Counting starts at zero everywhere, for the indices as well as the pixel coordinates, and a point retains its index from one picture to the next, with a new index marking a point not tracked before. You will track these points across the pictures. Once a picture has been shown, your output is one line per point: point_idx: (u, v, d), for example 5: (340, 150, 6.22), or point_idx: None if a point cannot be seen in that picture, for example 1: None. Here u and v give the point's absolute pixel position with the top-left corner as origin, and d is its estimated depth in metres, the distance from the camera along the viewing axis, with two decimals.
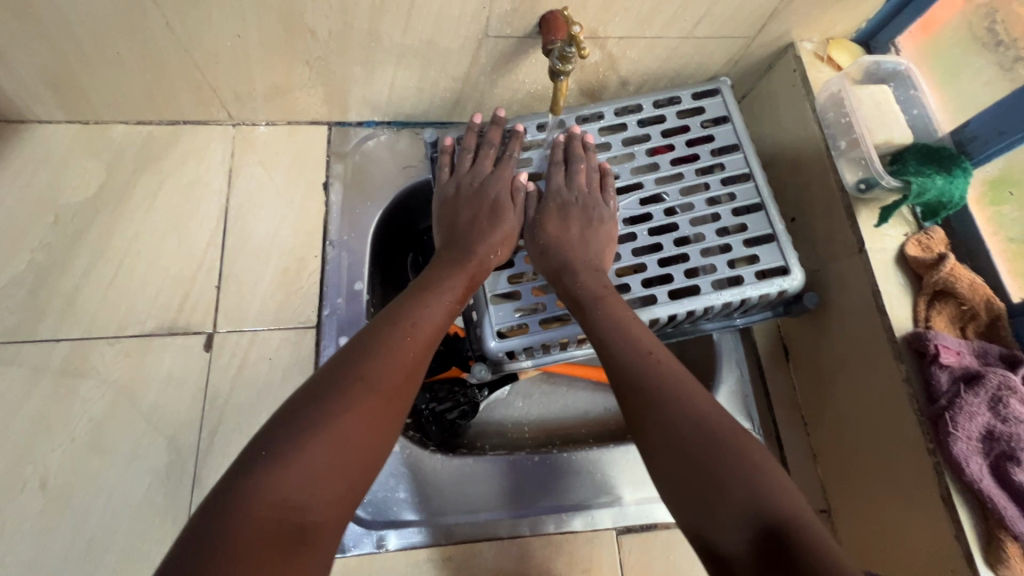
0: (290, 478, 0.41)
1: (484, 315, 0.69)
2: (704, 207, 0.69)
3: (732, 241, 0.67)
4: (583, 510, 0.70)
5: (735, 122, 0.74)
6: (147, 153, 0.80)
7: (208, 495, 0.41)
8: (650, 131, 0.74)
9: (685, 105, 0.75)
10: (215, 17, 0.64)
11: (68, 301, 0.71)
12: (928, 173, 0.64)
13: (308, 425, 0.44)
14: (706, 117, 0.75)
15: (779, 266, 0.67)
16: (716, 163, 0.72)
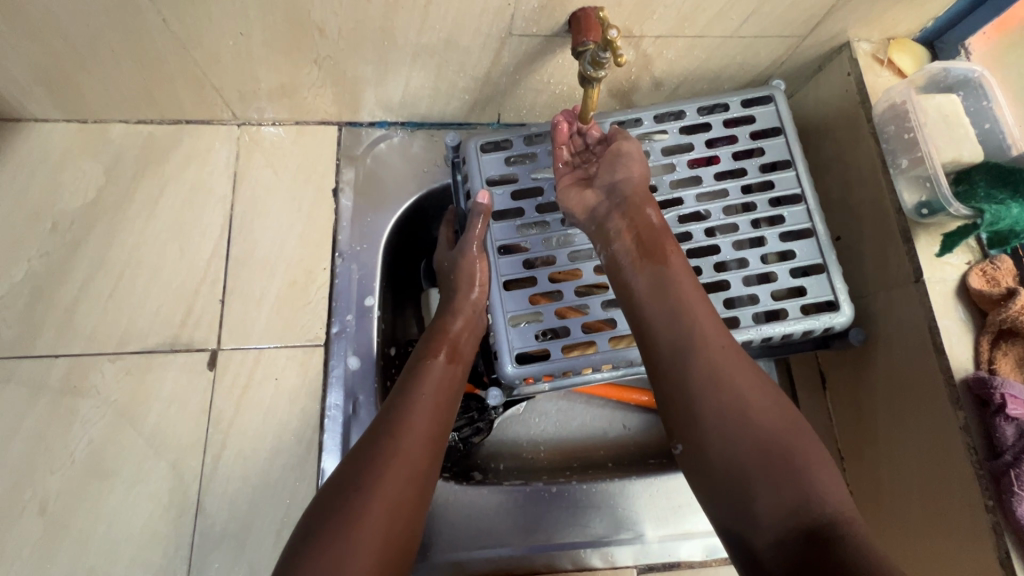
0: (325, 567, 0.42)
1: (500, 338, 0.63)
2: (749, 229, 0.64)
3: (777, 270, 0.63)
4: (602, 546, 0.67)
5: (789, 137, 0.68)
6: (149, 155, 0.76)
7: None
8: (692, 140, 0.68)
9: (732, 113, 0.69)
10: (216, 14, 0.59)
11: (67, 314, 0.68)
12: (1001, 200, 0.58)
13: (345, 499, 0.45)
14: (755, 127, 0.69)
15: (827, 299, 0.62)
16: (766, 180, 0.66)
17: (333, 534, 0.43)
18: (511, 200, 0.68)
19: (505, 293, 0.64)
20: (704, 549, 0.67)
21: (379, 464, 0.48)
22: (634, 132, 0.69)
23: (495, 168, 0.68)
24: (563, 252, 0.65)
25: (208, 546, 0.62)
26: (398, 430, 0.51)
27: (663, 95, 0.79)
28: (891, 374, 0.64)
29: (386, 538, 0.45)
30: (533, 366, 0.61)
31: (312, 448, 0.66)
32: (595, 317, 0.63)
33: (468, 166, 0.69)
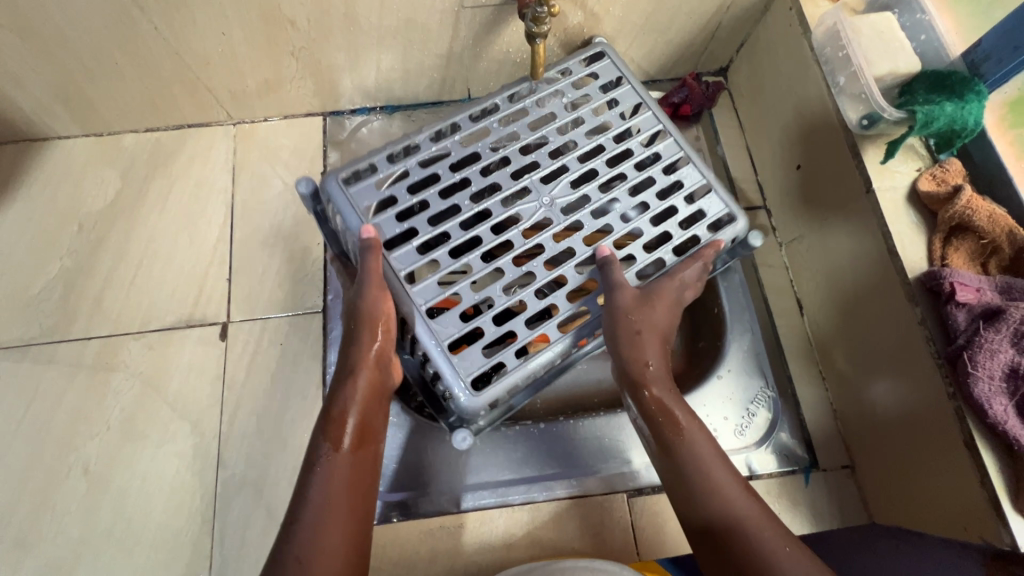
0: None
1: (425, 338, 0.56)
2: (636, 173, 0.65)
3: (675, 203, 0.63)
4: (592, 474, 0.70)
5: (626, 87, 0.69)
6: (158, 158, 0.84)
7: None
8: (552, 109, 0.68)
9: (576, 74, 0.70)
10: (199, 17, 0.66)
11: (95, 302, 0.76)
12: (937, 101, 0.60)
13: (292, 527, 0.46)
14: (601, 82, 0.70)
15: (725, 214, 0.63)
16: (631, 126, 0.67)
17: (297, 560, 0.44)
18: (399, 223, 0.61)
19: (432, 323, 0.56)
20: None
21: (314, 516, 0.46)
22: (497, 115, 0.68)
23: (368, 196, 0.62)
24: (478, 261, 0.60)
25: (229, 494, 0.68)
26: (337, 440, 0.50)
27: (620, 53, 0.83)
28: (861, 286, 0.66)
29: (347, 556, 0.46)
30: (477, 363, 0.55)
31: (318, 402, 0.72)
32: (535, 306, 0.58)
33: (335, 205, 0.62)
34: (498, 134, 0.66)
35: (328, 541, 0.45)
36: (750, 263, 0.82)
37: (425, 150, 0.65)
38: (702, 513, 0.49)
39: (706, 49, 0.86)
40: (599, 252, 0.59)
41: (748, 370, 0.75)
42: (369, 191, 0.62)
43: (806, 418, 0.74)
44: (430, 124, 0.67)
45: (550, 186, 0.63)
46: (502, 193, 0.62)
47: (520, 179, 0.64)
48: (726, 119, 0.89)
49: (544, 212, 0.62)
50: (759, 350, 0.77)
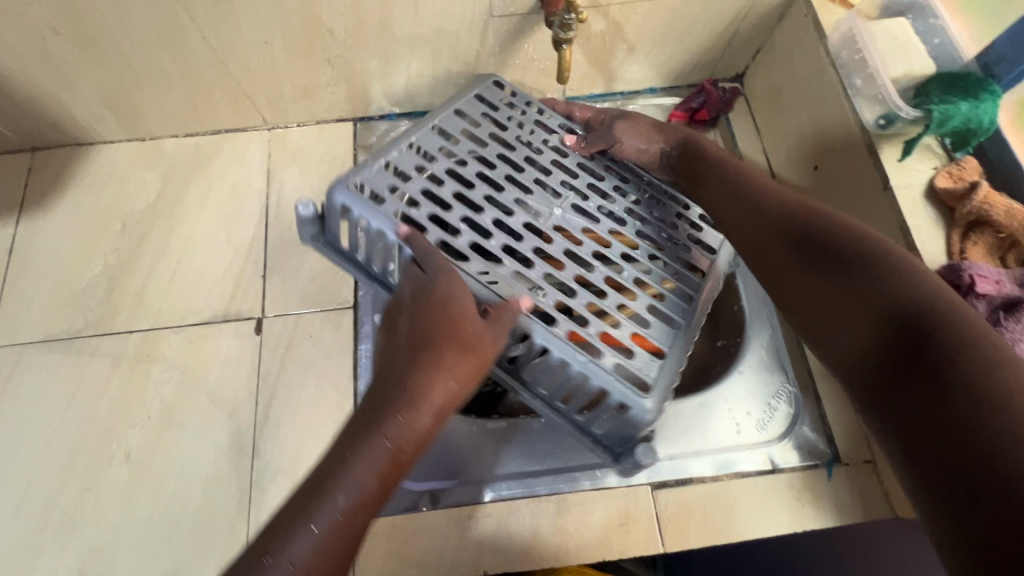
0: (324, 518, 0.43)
1: (691, 314, 0.63)
2: (518, 155, 0.68)
3: (534, 123, 0.74)
4: (616, 467, 0.71)
5: (366, 170, 0.60)
6: (197, 160, 0.88)
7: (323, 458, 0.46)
8: (456, 211, 0.61)
9: (394, 199, 0.59)
10: (244, 26, 0.70)
11: (137, 297, 0.80)
12: (952, 101, 0.62)
13: (345, 466, 0.45)
14: (383, 193, 0.59)
15: (548, 127, 0.74)
16: (456, 144, 0.67)
17: (329, 491, 0.44)
18: (559, 327, 0.56)
19: (652, 330, 0.60)
20: (715, 465, 0.72)
21: (351, 479, 0.44)
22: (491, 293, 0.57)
23: (567, 354, 0.55)
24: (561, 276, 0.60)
25: (264, 482, 0.70)
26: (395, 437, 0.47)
27: (639, 59, 0.87)
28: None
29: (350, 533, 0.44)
30: (701, 280, 0.66)
31: (348, 394, 0.74)
32: (659, 239, 0.68)
33: (618, 391, 0.55)
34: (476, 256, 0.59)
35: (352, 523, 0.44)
36: None
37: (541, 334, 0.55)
38: (880, 320, 0.43)
39: (722, 56, 0.89)
40: (577, 142, 0.72)
41: (768, 365, 0.77)
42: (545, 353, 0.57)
43: (827, 414, 0.75)
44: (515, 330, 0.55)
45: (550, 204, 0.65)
46: (527, 224, 0.63)
47: (526, 217, 0.63)
48: (742, 123, 0.92)
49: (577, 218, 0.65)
50: (778, 346, 0.79)
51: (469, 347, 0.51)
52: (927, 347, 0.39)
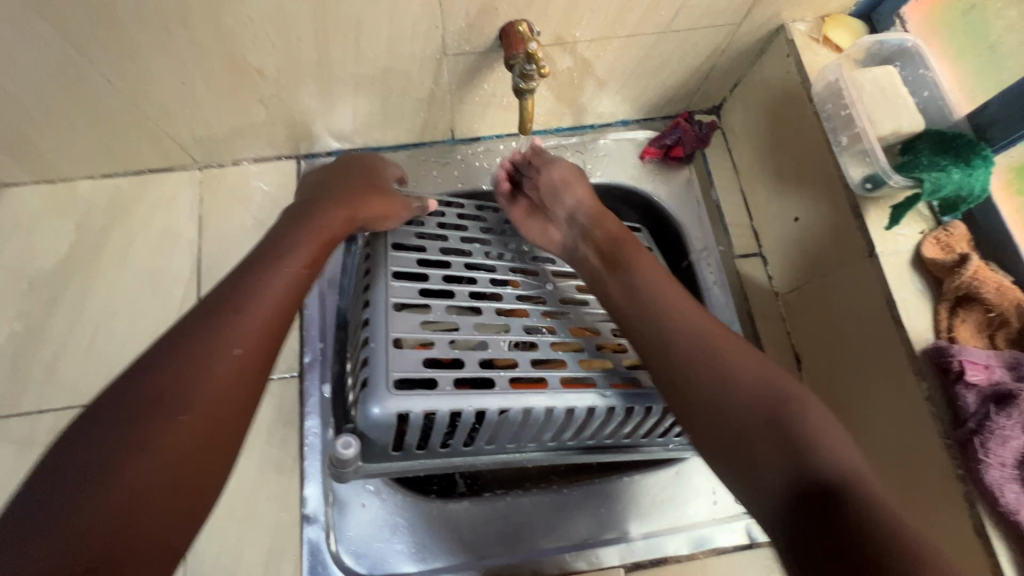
0: (141, 467, 0.39)
1: None
2: (466, 264, 0.65)
3: (451, 224, 0.70)
4: (588, 549, 0.67)
5: (382, 361, 0.54)
6: (116, 207, 0.78)
7: (129, 381, 0.43)
8: (462, 356, 0.57)
9: (393, 369, 0.54)
10: (154, 67, 0.61)
11: (49, 371, 0.70)
12: (942, 166, 0.59)
13: (154, 397, 0.41)
14: (381, 367, 0.54)
15: (473, 223, 0.72)
16: (419, 273, 0.63)
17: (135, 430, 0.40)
18: (580, 367, 0.60)
19: None
20: (691, 543, 0.68)
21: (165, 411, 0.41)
22: (499, 400, 0.56)
23: (592, 396, 0.59)
24: (546, 340, 0.61)
25: None
26: (212, 367, 0.44)
27: (610, 94, 0.80)
28: (857, 345, 0.64)
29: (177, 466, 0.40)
30: None
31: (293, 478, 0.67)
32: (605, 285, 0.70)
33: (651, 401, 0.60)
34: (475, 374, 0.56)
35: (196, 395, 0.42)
36: (745, 314, 0.77)
37: (577, 399, 0.58)
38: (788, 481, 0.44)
39: (699, 89, 0.82)
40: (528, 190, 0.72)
41: None
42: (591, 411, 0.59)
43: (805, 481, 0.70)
44: (552, 404, 0.57)
45: (535, 283, 0.67)
46: (515, 309, 0.63)
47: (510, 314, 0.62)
48: (719, 161, 0.86)
49: (557, 286, 0.67)
50: None
51: (309, 233, 0.56)
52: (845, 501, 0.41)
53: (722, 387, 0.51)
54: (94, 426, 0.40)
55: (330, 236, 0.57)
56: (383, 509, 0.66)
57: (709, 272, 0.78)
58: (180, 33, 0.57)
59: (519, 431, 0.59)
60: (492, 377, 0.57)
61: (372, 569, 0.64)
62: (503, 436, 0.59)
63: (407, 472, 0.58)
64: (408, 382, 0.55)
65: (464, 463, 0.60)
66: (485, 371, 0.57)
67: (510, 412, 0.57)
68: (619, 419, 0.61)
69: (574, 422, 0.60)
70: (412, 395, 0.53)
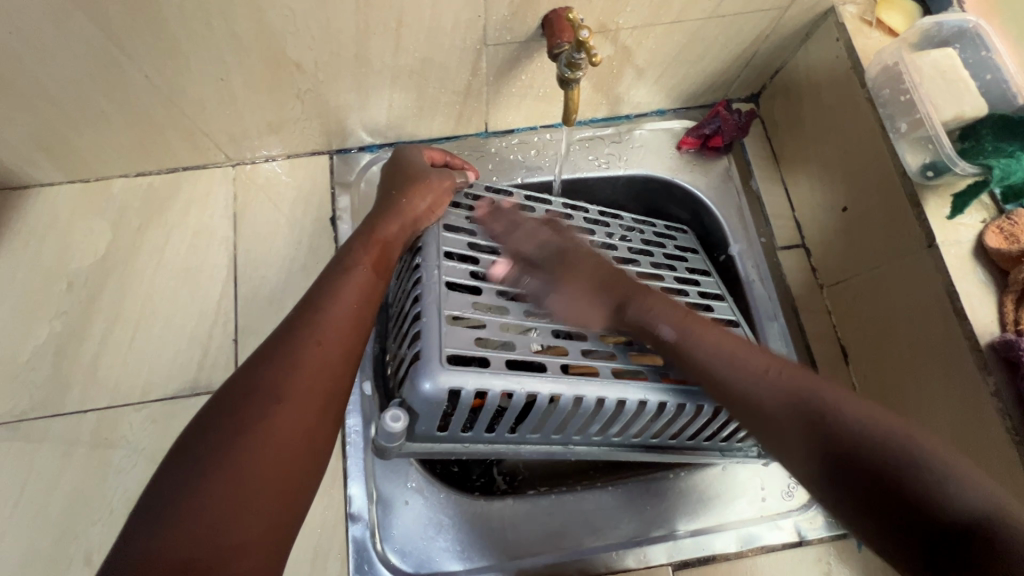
0: (239, 467, 0.43)
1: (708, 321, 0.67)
2: (515, 248, 0.63)
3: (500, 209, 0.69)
4: (635, 547, 0.66)
5: (435, 335, 0.53)
6: (152, 205, 0.78)
7: (235, 384, 0.47)
8: (513, 340, 0.56)
9: (445, 347, 0.53)
10: (194, 63, 0.60)
11: (90, 371, 0.70)
12: (1010, 152, 0.57)
13: (252, 405, 0.45)
14: (433, 345, 0.53)
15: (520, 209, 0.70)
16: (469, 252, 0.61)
17: (239, 433, 0.44)
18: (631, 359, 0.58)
19: None
20: (739, 540, 0.67)
21: (258, 418, 0.45)
22: (548, 388, 0.54)
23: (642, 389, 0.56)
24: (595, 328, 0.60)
25: None
26: (297, 376, 0.48)
27: (648, 83, 0.78)
28: (914, 335, 0.62)
29: (273, 469, 0.44)
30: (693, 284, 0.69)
31: (335, 476, 0.67)
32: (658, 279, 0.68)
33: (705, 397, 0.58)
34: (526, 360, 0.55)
35: (287, 404, 0.46)
36: (790, 307, 0.75)
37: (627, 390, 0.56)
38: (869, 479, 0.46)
39: (739, 76, 0.80)
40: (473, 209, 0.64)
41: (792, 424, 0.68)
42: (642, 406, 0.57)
43: None
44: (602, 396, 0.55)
45: None
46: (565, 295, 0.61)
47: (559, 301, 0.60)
48: (759, 150, 0.84)
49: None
50: None
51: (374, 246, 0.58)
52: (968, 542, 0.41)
53: (777, 392, 0.51)
54: (196, 443, 0.44)
55: (387, 240, 0.59)
56: (429, 507, 0.65)
57: (750, 265, 0.77)
58: (221, 27, 0.56)
59: (567, 421, 0.58)
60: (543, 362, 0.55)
61: (419, 567, 0.64)
62: (548, 425, 0.58)
63: (450, 454, 0.57)
64: (458, 359, 0.54)
65: (507, 450, 0.59)
66: (536, 354, 0.55)
67: (559, 398, 0.55)
68: (670, 416, 0.59)
69: (622, 417, 0.58)
70: (462, 374, 0.52)
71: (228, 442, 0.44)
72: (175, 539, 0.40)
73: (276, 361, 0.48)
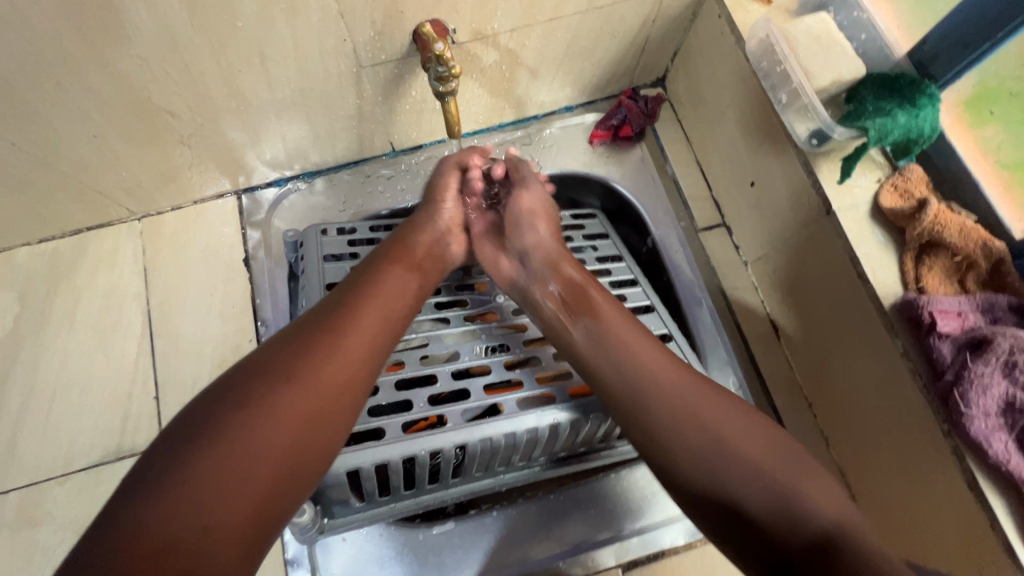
0: (210, 484, 0.39)
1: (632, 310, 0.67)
2: None
3: None
4: (582, 553, 0.65)
5: None
6: (58, 271, 0.76)
7: (235, 385, 0.45)
8: (411, 396, 0.56)
9: None
10: (59, 124, 0.58)
11: (7, 450, 0.68)
12: (888, 111, 0.56)
13: (245, 415, 0.42)
14: None
15: None
16: None
17: (224, 442, 0.41)
18: (537, 384, 0.59)
19: None
20: (687, 531, 0.66)
21: (246, 431, 0.42)
22: (450, 437, 0.54)
23: (547, 415, 0.57)
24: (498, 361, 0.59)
25: None
26: (297, 390, 0.45)
27: (546, 82, 0.77)
28: (828, 326, 0.62)
29: (250, 491, 0.41)
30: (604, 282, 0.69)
31: None
32: None
33: None
34: (424, 413, 0.55)
35: (279, 424, 0.43)
36: (716, 289, 0.75)
37: (536, 419, 0.56)
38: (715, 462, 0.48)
39: (638, 63, 0.79)
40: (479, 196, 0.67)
41: None
42: (555, 431, 0.58)
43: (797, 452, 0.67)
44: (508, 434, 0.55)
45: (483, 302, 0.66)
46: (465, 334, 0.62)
47: (458, 343, 0.61)
48: (670, 134, 0.83)
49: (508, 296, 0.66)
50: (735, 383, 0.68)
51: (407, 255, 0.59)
52: (760, 504, 0.45)
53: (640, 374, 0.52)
54: (185, 438, 0.41)
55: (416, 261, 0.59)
56: (368, 542, 0.64)
57: (674, 252, 0.76)
58: (75, 85, 0.54)
59: (484, 460, 0.58)
60: (444, 412, 0.55)
61: None
62: (467, 469, 0.58)
63: (373, 518, 0.57)
64: (357, 436, 0.54)
65: (433, 500, 0.59)
66: (436, 408, 0.55)
67: (466, 447, 0.55)
68: (585, 428, 0.59)
69: (538, 441, 0.58)
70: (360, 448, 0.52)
71: (212, 452, 0.40)
72: (146, 536, 0.36)
73: (281, 374, 0.45)
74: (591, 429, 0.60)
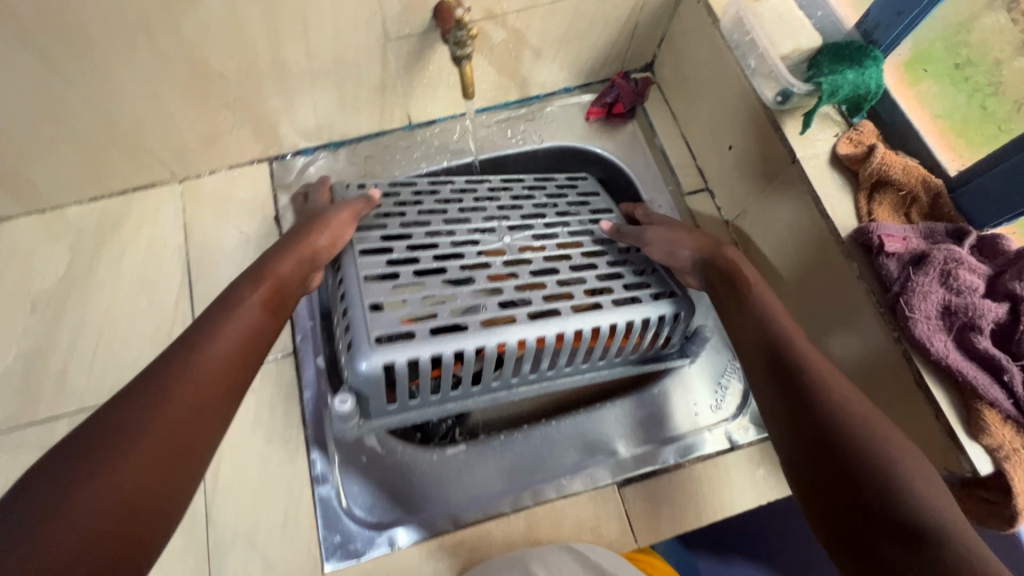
0: (128, 445, 0.41)
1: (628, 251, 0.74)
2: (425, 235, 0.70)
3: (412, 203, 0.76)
4: (582, 471, 0.71)
5: (360, 323, 0.59)
6: (106, 226, 0.83)
7: (172, 357, 0.48)
8: (436, 309, 0.61)
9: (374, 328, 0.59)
10: (127, 83, 0.67)
11: (58, 382, 0.75)
12: (838, 70, 0.66)
13: (138, 394, 0.45)
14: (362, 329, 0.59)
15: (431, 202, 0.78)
16: (387, 246, 0.68)
17: (144, 407, 0.44)
18: (546, 302, 0.65)
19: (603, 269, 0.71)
20: (678, 452, 0.73)
21: (156, 402, 0.44)
22: (471, 342, 0.60)
23: (555, 325, 0.63)
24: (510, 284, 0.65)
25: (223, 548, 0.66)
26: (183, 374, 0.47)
27: (547, 63, 0.86)
28: (802, 259, 0.70)
29: (154, 458, 0.42)
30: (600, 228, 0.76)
31: (299, 448, 0.71)
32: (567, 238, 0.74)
33: (619, 313, 0.65)
34: (446, 322, 0.61)
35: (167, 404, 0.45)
36: None
37: (548, 329, 0.62)
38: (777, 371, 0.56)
39: (629, 48, 0.89)
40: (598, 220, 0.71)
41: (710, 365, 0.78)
42: (564, 343, 0.64)
43: None
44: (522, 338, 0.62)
45: (493, 238, 0.71)
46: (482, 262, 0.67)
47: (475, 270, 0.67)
48: (658, 111, 0.93)
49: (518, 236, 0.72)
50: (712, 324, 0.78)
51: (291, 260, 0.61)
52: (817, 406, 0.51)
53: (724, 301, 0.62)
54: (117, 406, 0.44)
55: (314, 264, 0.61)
56: (388, 460, 0.70)
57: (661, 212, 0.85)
58: (146, 46, 0.63)
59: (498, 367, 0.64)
60: (464, 321, 0.61)
61: (383, 516, 0.68)
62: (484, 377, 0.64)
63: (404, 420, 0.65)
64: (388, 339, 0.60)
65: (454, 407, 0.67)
66: (459, 318, 0.61)
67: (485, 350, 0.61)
68: (587, 342, 0.66)
69: (548, 351, 0.65)
70: (395, 347, 0.58)
71: (130, 418, 0.43)
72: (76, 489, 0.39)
73: (162, 362, 0.47)
74: (596, 342, 0.67)
